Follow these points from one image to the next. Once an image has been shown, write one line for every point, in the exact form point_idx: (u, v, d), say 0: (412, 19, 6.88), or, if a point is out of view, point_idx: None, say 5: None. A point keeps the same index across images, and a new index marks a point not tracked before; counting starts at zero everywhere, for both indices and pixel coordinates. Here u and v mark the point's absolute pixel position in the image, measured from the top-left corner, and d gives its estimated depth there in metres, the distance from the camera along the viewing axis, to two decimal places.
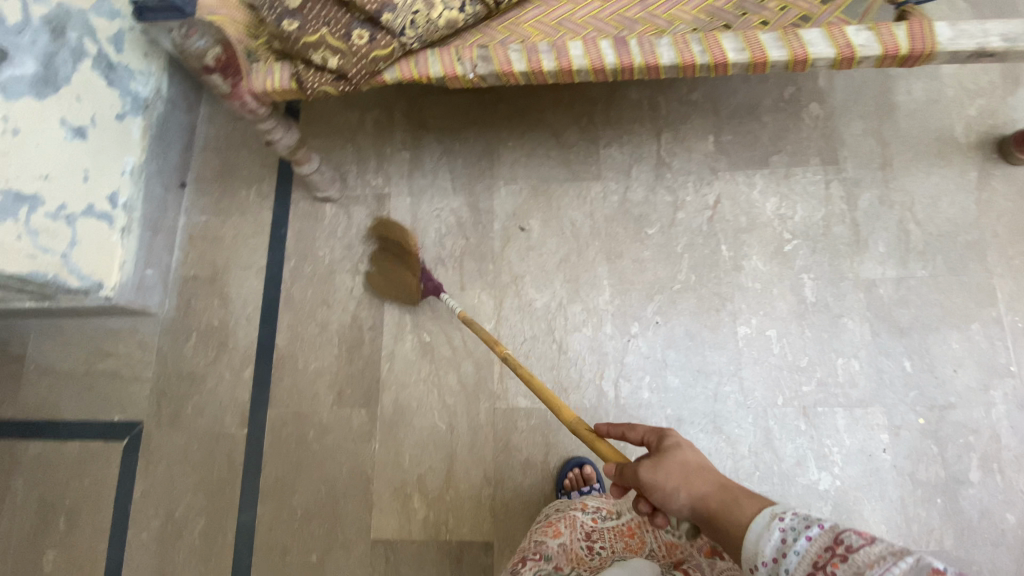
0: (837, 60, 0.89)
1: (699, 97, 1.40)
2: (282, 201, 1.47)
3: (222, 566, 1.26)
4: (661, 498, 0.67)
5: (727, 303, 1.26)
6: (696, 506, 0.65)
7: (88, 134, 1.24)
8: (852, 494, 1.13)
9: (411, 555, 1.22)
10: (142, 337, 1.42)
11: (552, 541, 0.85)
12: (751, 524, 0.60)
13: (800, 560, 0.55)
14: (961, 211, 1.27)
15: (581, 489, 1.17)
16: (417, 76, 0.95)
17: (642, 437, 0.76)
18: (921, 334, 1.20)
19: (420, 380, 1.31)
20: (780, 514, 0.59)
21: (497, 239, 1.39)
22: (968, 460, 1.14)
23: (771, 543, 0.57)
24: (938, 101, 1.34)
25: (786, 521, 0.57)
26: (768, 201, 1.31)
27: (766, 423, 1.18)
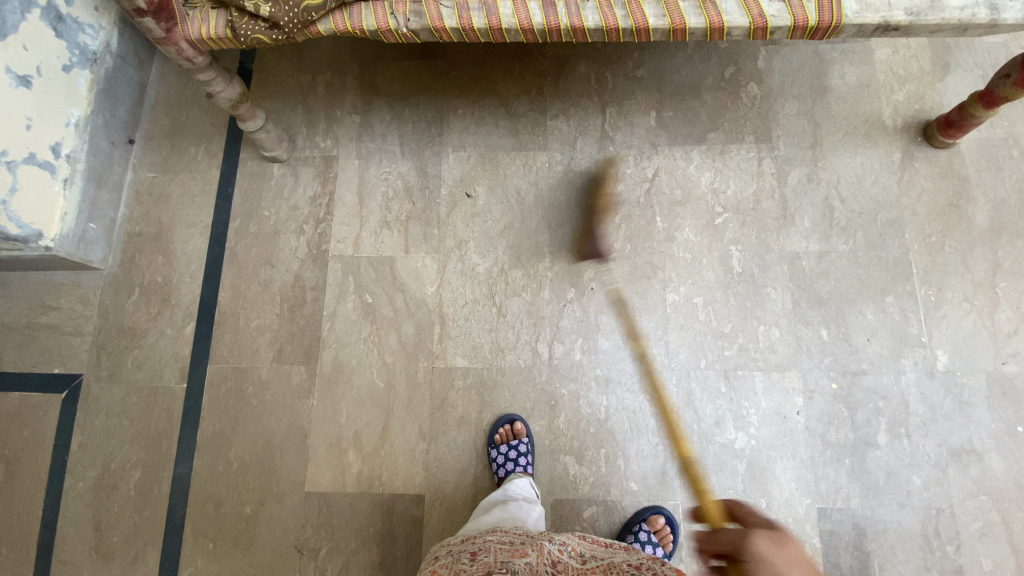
0: (752, 30, 0.94)
1: (644, 73, 1.44)
2: (230, 160, 1.47)
3: (157, 516, 1.27)
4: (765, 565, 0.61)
5: (658, 271, 1.30)
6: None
7: (33, 83, 1.22)
8: (766, 453, 1.19)
9: (343, 507, 1.24)
10: (86, 291, 1.42)
11: (520, 563, 0.84)
12: None
13: None
14: (884, 190, 1.33)
15: (510, 443, 1.21)
16: (351, 28, 0.97)
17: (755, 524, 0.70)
18: (839, 304, 1.26)
19: (360, 339, 1.34)
20: None
21: (443, 205, 1.41)
22: (877, 424, 1.20)
23: None
24: (868, 86, 1.40)
25: None
26: (703, 175, 1.36)
27: (688, 385, 1.23)
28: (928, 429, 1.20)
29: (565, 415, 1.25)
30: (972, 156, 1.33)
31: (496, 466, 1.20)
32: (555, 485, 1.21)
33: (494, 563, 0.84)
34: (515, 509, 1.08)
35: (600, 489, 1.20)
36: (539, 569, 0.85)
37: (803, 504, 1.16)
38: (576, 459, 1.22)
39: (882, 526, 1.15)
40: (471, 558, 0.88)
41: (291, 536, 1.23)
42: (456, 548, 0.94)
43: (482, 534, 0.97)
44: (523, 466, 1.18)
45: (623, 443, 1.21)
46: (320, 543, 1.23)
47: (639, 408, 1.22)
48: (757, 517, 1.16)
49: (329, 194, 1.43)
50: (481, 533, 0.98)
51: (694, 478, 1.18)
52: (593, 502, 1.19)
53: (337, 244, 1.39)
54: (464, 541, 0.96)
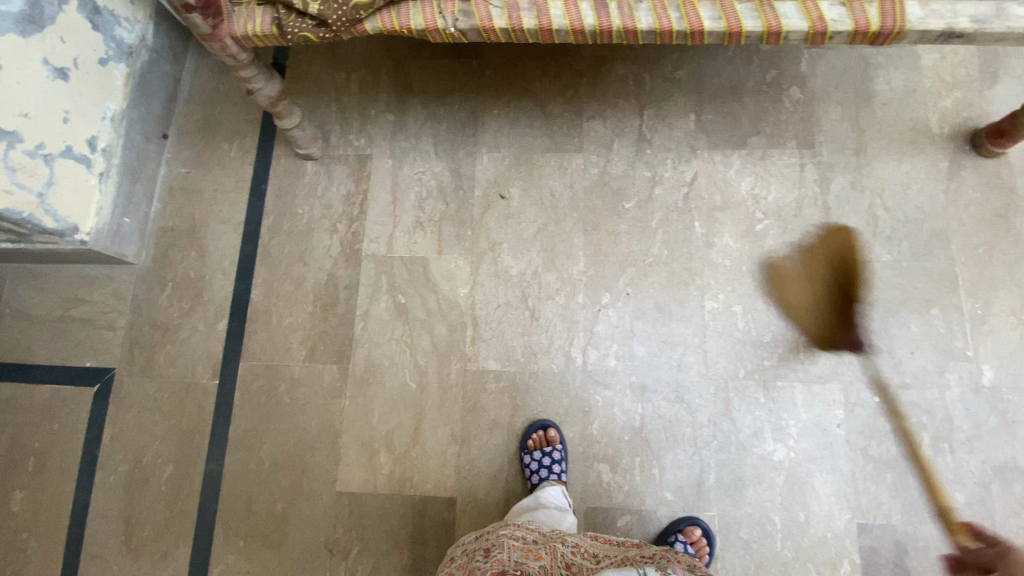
0: (810, 34, 0.91)
1: (683, 75, 1.41)
2: (263, 157, 1.47)
3: (188, 512, 1.28)
4: None
5: (697, 278, 1.28)
6: None
7: (70, 76, 1.22)
8: (805, 466, 1.17)
9: (375, 508, 1.24)
10: (118, 285, 1.42)
11: (534, 564, 0.84)
12: None
13: None
14: (929, 199, 1.30)
15: (543, 450, 1.20)
16: (398, 27, 0.96)
17: None
18: (882, 316, 1.24)
19: (393, 340, 1.33)
20: None
21: (477, 205, 1.40)
22: (920, 439, 1.18)
23: None
24: (914, 92, 1.37)
25: None
26: (743, 180, 1.33)
27: (726, 395, 1.21)
28: (973, 446, 1.17)
29: (600, 422, 1.23)
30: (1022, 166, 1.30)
31: (529, 472, 1.19)
32: (588, 492, 1.20)
33: (508, 561, 0.83)
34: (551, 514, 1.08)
35: (634, 498, 1.18)
36: (553, 570, 0.86)
37: (843, 519, 1.14)
38: (610, 467, 1.20)
39: (923, 543, 1.13)
40: (485, 555, 0.88)
41: (321, 536, 1.23)
42: (471, 547, 0.94)
43: (494, 530, 0.97)
44: (557, 474, 1.17)
45: (659, 452, 1.20)
46: (351, 543, 1.22)
47: (676, 416, 1.21)
48: (795, 531, 1.14)
49: (362, 193, 1.42)
50: (494, 530, 0.98)
51: (731, 489, 1.17)
52: (627, 510, 1.18)
53: (370, 243, 1.39)
54: (477, 540, 0.96)
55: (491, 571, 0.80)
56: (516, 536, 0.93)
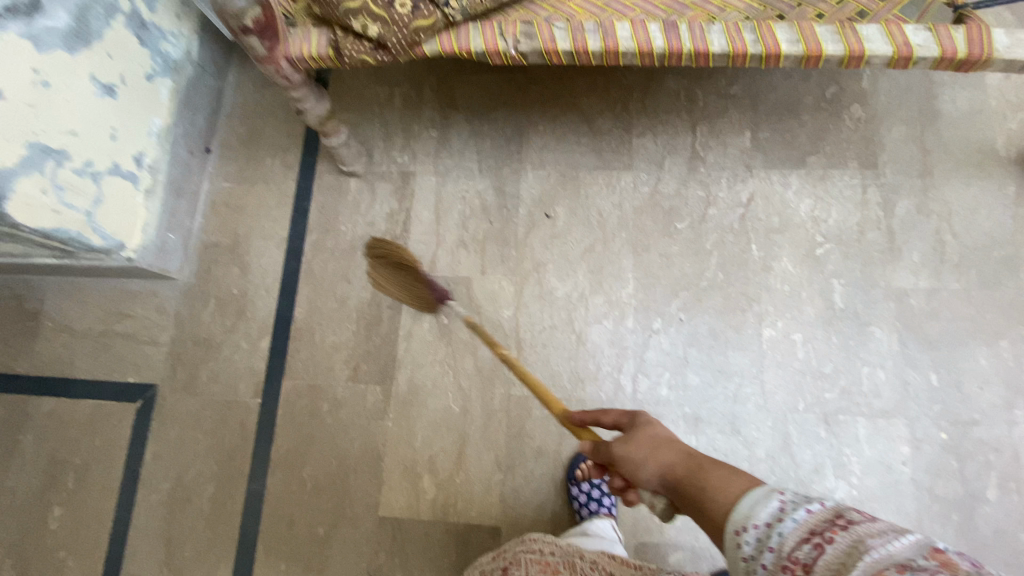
0: (894, 59, 0.86)
1: (737, 91, 1.36)
2: (306, 173, 1.45)
3: (230, 532, 1.27)
4: (633, 471, 0.71)
5: (753, 304, 1.23)
6: (665, 476, 0.68)
7: (117, 93, 1.22)
8: (868, 505, 1.11)
9: (418, 535, 1.22)
10: (161, 301, 1.42)
11: None
12: (741, 500, 0.58)
13: (794, 528, 0.53)
14: (1000, 225, 1.23)
15: (591, 482, 1.17)
16: (457, 50, 0.93)
17: (616, 420, 0.79)
18: (950, 348, 1.18)
19: (436, 361, 1.30)
20: (778, 491, 0.57)
21: (522, 225, 1.36)
22: (988, 478, 1.12)
23: (767, 510, 0.56)
24: (983, 111, 1.30)
25: (786, 495, 0.56)
26: (802, 202, 1.28)
27: (785, 428, 1.16)
28: None
29: None
30: None
31: (577, 504, 1.16)
32: (638, 526, 1.16)
33: None
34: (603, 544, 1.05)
35: (686, 533, 1.14)
36: None
37: None
38: None
39: None
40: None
41: (364, 561, 1.21)
42: (489, 566, 0.88)
43: (512, 547, 0.91)
44: (606, 507, 1.15)
45: None
46: (394, 570, 1.20)
47: (731, 450, 1.16)
48: None
49: (405, 211, 1.39)
50: (509, 546, 0.92)
51: None
52: (679, 547, 1.14)
53: None
54: (496, 559, 0.90)
55: None
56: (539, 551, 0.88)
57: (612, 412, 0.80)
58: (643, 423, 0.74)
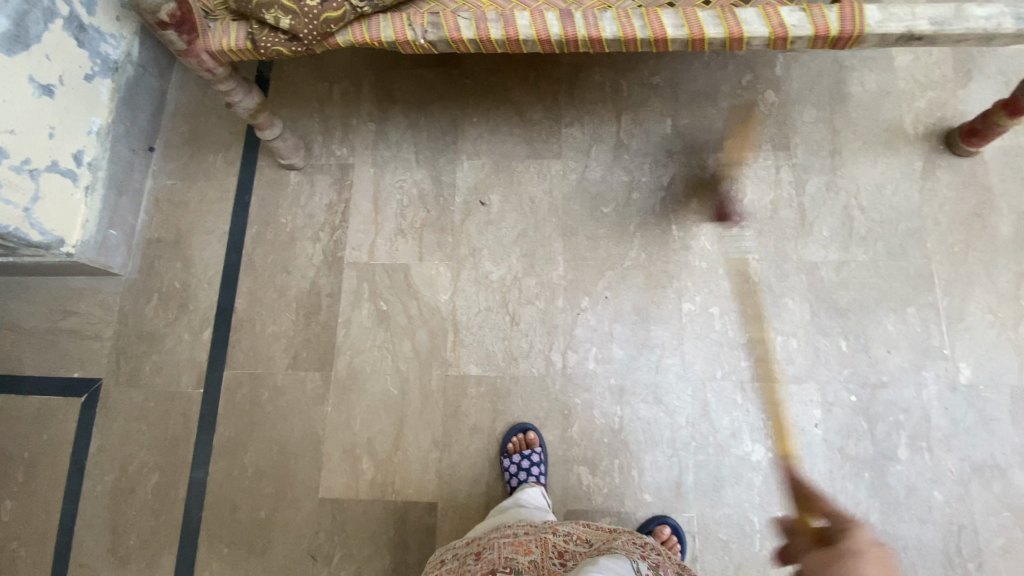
0: (772, 40, 0.93)
1: (660, 81, 1.43)
2: (248, 168, 1.49)
3: (172, 520, 1.29)
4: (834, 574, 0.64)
5: (674, 281, 1.30)
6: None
7: (56, 93, 1.24)
8: (783, 466, 1.17)
9: (357, 513, 1.25)
10: (105, 297, 1.44)
11: (523, 560, 0.84)
12: None
13: None
14: (905, 199, 1.30)
15: (522, 453, 1.21)
16: (369, 39, 0.98)
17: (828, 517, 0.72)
18: (859, 316, 1.24)
19: (374, 346, 1.34)
20: None
21: (457, 212, 1.41)
22: (898, 437, 1.18)
23: None
24: (889, 93, 1.37)
25: None
26: (720, 183, 1.35)
27: (704, 396, 1.22)
28: (950, 444, 1.17)
29: (579, 425, 1.25)
30: (998, 166, 1.30)
31: (508, 475, 1.20)
32: (567, 495, 1.21)
33: (498, 560, 0.85)
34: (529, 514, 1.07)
35: (613, 500, 1.19)
36: (543, 564, 0.85)
37: None
38: (589, 470, 1.22)
39: (901, 541, 1.13)
40: (476, 557, 0.89)
41: (305, 542, 1.24)
42: (462, 551, 0.95)
43: (487, 534, 0.98)
44: (536, 475, 1.18)
45: (638, 454, 1.21)
46: (334, 549, 1.23)
47: (654, 418, 1.22)
48: (773, 531, 1.14)
49: (344, 202, 1.44)
50: (485, 534, 0.99)
51: (709, 490, 1.17)
52: (606, 513, 1.19)
53: (352, 251, 1.40)
54: (469, 544, 0.96)
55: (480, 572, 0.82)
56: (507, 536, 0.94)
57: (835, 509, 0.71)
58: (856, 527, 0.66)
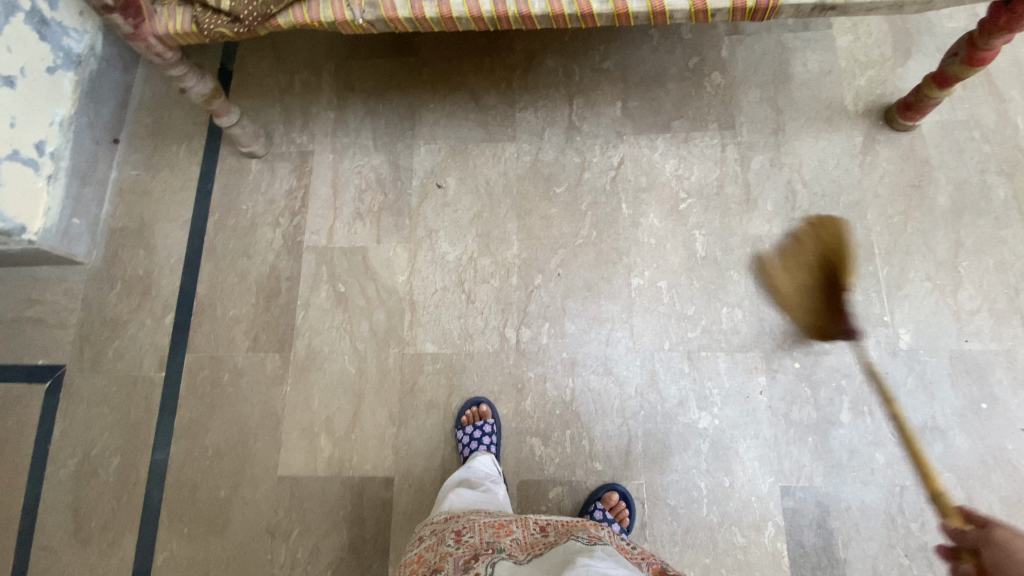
0: (693, 12, 0.97)
1: (610, 65, 1.47)
2: (210, 158, 1.53)
3: (134, 501, 1.30)
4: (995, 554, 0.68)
5: (624, 256, 1.33)
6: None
7: (17, 84, 1.27)
8: (729, 432, 1.20)
9: (315, 490, 1.26)
10: (69, 285, 1.46)
11: (505, 541, 0.88)
12: None
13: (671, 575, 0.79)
14: (845, 173, 1.34)
15: (475, 425, 1.23)
16: (309, 20, 1.02)
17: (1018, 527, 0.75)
18: (801, 286, 1.27)
19: (332, 327, 1.36)
20: None
21: (414, 195, 1.44)
22: (840, 402, 1.20)
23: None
24: (830, 73, 1.41)
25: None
26: (668, 162, 1.38)
27: (652, 366, 1.26)
28: None
29: (532, 399, 1.27)
30: (934, 139, 1.34)
31: (461, 446, 1.22)
32: (521, 466, 1.24)
33: (481, 544, 0.86)
34: (485, 491, 1.08)
35: (565, 469, 1.22)
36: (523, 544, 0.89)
37: (767, 483, 1.17)
38: (541, 441, 1.25)
39: (845, 504, 1.15)
40: (457, 538, 0.89)
41: (263, 520, 1.25)
42: (441, 527, 0.95)
43: (467, 513, 0.98)
44: (487, 445, 1.20)
45: (588, 424, 1.24)
46: (292, 525, 1.24)
47: (605, 389, 1.26)
48: (720, 496, 1.17)
49: (304, 188, 1.47)
50: (465, 512, 0.99)
51: (658, 457, 1.21)
52: (558, 482, 1.22)
53: (311, 235, 1.43)
54: (448, 520, 0.97)
55: (465, 557, 0.82)
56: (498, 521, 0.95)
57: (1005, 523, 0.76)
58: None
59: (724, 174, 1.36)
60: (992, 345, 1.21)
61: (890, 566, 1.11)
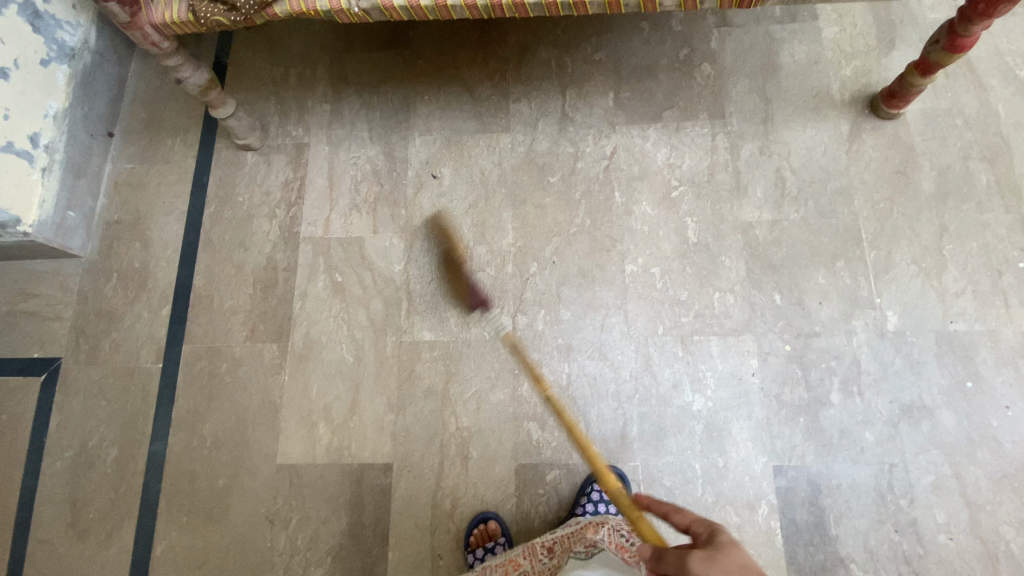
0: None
1: (602, 57, 1.50)
2: (206, 150, 1.53)
3: (132, 492, 1.30)
4: None
5: (618, 244, 1.36)
6: None
7: (11, 75, 1.27)
8: (722, 414, 1.22)
9: (314, 477, 1.27)
10: (65, 278, 1.46)
11: None
12: None
13: None
14: (833, 160, 1.37)
15: (486, 546, 1.17)
16: (305, 9, 1.03)
17: (689, 524, 0.71)
18: (791, 270, 1.30)
19: (330, 317, 1.37)
20: None
21: (410, 186, 1.46)
22: (830, 382, 1.23)
23: None
24: (817, 63, 1.45)
25: None
26: (659, 151, 1.41)
27: (646, 350, 1.28)
28: (880, 387, 1.22)
29: (528, 384, 1.29)
30: (918, 127, 1.37)
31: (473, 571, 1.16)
32: (518, 450, 1.25)
33: None
34: None
35: (562, 453, 1.24)
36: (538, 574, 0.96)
37: (759, 462, 1.19)
38: (538, 425, 1.26)
39: (836, 481, 1.17)
40: None
41: (262, 507, 1.26)
42: None
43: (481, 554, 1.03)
44: None
45: (584, 408, 1.26)
46: (291, 513, 1.25)
47: (600, 373, 1.28)
48: (714, 476, 1.19)
49: (300, 179, 1.48)
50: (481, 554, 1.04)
51: (653, 439, 1.23)
52: (555, 465, 1.24)
53: (308, 226, 1.44)
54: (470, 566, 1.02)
55: None
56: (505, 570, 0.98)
57: (687, 513, 0.72)
58: (730, 542, 0.63)
59: (714, 162, 1.39)
60: (977, 325, 1.24)
61: (880, 541, 1.14)
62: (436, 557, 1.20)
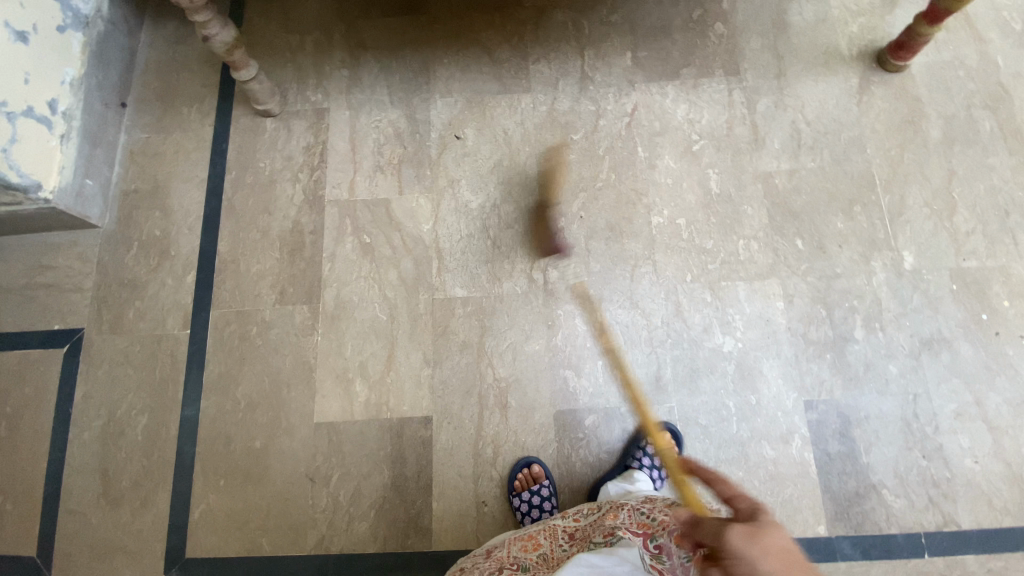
0: None
1: (617, 19, 1.53)
2: (223, 118, 1.52)
3: (166, 458, 1.29)
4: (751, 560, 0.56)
5: (643, 197, 1.39)
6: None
7: (30, 40, 1.24)
8: (752, 354, 1.26)
9: (353, 434, 1.27)
10: (84, 249, 1.43)
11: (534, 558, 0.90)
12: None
13: None
14: (844, 112, 1.42)
15: (532, 489, 1.19)
16: None
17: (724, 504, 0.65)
18: (811, 216, 1.35)
19: (360, 277, 1.37)
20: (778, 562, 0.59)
21: (434, 147, 1.47)
22: (854, 320, 1.28)
23: None
24: (825, 21, 1.50)
25: None
26: (679, 107, 1.44)
27: (676, 297, 1.31)
28: (901, 323, 1.27)
29: (563, 334, 1.31)
30: (923, 79, 1.44)
31: (520, 514, 1.18)
32: (557, 398, 1.27)
33: (506, 558, 0.91)
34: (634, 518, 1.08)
35: (599, 399, 1.27)
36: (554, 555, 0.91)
37: (791, 398, 1.24)
38: (573, 373, 1.28)
39: (864, 413, 1.22)
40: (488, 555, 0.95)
41: (301, 466, 1.26)
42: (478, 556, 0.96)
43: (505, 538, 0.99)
44: (549, 510, 1.17)
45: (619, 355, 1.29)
46: (332, 470, 1.25)
47: (631, 321, 1.30)
48: (749, 413, 1.23)
49: (322, 144, 1.48)
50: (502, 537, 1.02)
51: (687, 380, 1.26)
52: (593, 411, 1.26)
53: (332, 189, 1.44)
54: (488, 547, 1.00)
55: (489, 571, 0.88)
56: (521, 538, 0.96)
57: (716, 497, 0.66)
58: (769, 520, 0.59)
59: (732, 117, 1.43)
60: (988, 262, 1.30)
61: (909, 467, 1.19)
62: (480, 504, 1.22)
